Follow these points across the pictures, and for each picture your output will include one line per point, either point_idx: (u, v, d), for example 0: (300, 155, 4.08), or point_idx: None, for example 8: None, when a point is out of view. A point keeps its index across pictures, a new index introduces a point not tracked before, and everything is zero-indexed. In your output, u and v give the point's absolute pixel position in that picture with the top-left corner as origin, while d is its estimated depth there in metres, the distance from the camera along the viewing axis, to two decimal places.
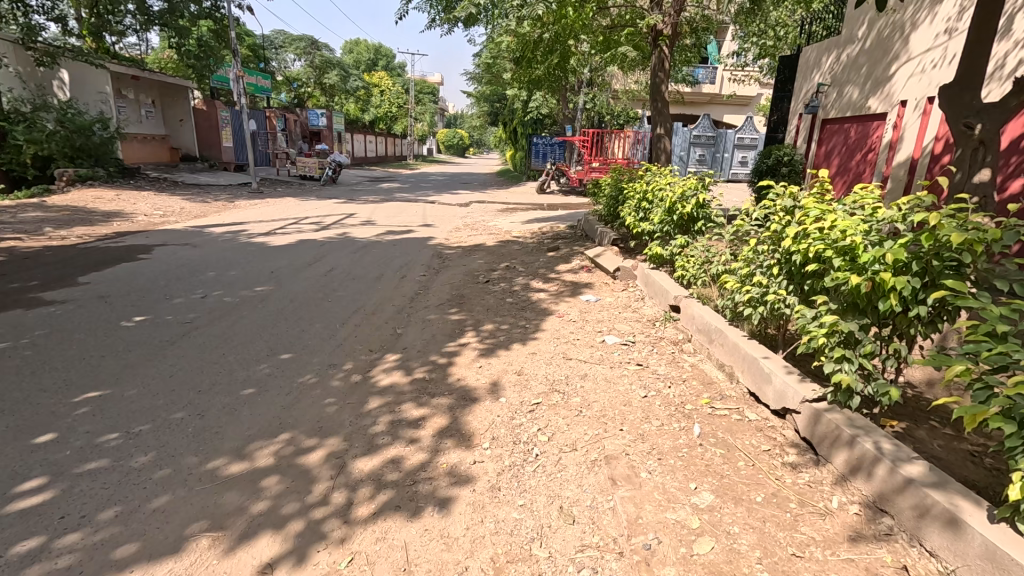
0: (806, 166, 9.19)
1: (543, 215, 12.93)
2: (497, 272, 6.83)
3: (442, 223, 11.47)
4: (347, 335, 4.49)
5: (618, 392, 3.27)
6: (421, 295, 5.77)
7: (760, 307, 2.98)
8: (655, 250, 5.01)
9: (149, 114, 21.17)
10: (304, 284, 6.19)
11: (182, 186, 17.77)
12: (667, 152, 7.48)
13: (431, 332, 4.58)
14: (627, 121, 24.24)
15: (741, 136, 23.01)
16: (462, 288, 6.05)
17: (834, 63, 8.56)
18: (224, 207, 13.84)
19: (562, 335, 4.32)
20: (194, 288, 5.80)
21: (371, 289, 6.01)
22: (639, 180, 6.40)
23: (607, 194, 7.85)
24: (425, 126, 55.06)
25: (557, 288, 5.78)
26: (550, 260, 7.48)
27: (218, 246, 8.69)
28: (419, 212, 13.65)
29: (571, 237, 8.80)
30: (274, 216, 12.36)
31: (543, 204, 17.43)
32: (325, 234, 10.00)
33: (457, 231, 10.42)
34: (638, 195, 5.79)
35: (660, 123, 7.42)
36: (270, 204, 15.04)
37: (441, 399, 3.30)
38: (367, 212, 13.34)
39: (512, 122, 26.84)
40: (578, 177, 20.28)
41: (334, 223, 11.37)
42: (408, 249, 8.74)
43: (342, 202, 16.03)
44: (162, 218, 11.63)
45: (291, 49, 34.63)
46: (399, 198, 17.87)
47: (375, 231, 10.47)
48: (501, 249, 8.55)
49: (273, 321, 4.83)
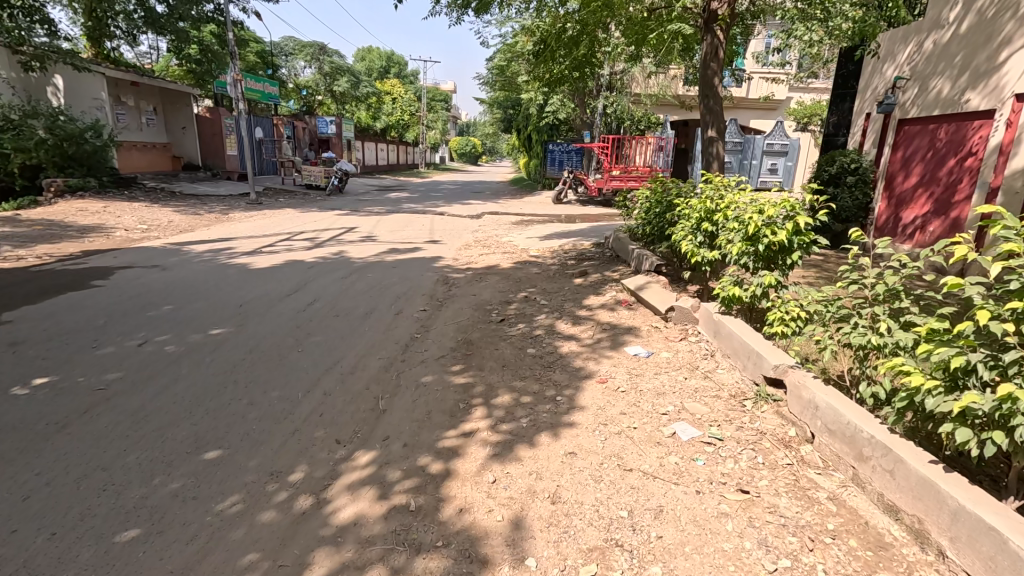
0: (876, 175, 7.79)
1: (562, 230, 11.69)
2: (514, 306, 5.59)
3: (450, 240, 10.28)
4: (309, 413, 3.24)
5: (723, 554, 1.98)
6: (417, 341, 4.53)
7: (1002, 437, 1.68)
8: (732, 291, 3.68)
9: (150, 122, 20.44)
10: (273, 323, 4.97)
11: (179, 197, 16.90)
12: (719, 159, 6.15)
13: (425, 407, 3.33)
14: (648, 126, 22.96)
15: (770, 142, 21.59)
16: (471, 330, 4.81)
17: (914, 52, 7.18)
18: (217, 221, 12.83)
19: (609, 419, 3.05)
20: (136, 330, 4.65)
21: (357, 331, 4.78)
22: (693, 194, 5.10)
23: (645, 209, 6.57)
24: (437, 134, 54.25)
25: (592, 334, 4.51)
26: (576, 288, 6.21)
27: (193, 268, 7.56)
28: (426, 226, 12.49)
29: (600, 259, 7.54)
30: (268, 231, 11.29)
31: (559, 216, 16.22)
32: (318, 252, 8.87)
33: (467, 249, 9.22)
34: (699, 214, 4.47)
35: (712, 124, 6.11)
36: (267, 216, 14.01)
37: (431, 561, 2.05)
38: (369, 226, 12.21)
39: (527, 129, 25.72)
40: (598, 185, 19.04)
41: (331, 238, 10.24)
42: (410, 272, 7.54)
43: (344, 214, 14.97)
44: (143, 232, 10.61)
45: (301, 55, 33.98)
46: (406, 209, 16.76)
47: (374, 248, 9.30)
48: (517, 273, 7.31)
49: (217, 384, 3.62)
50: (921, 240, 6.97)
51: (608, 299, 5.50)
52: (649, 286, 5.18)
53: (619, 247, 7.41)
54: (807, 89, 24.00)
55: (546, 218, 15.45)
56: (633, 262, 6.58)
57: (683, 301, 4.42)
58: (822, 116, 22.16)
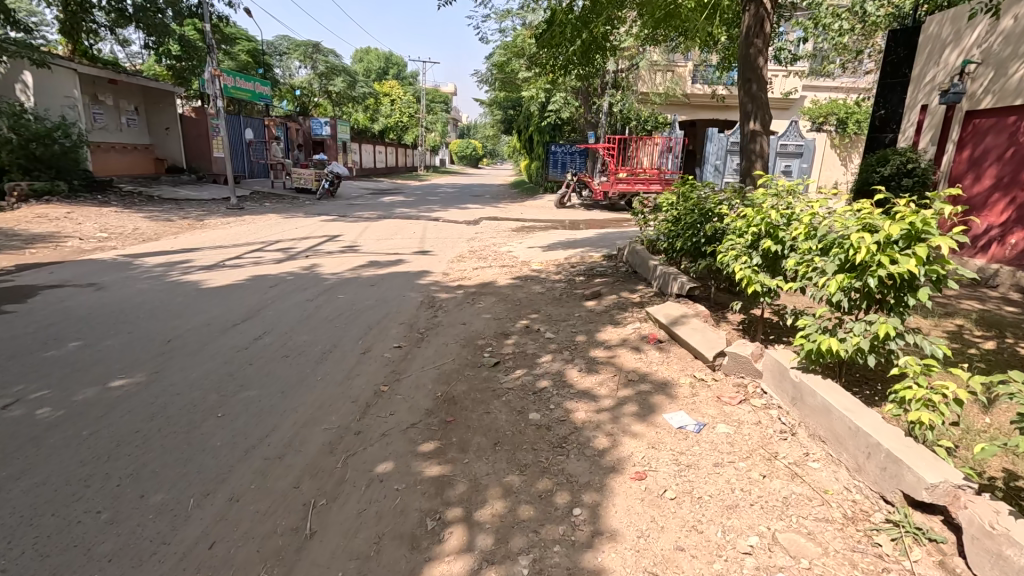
0: (937, 177, 6.63)
1: (567, 238, 10.52)
2: (513, 341, 4.47)
3: (442, 250, 9.13)
4: (195, 542, 2.13)
5: None
6: (382, 398, 3.41)
7: None
8: (823, 342, 2.56)
9: (131, 122, 19.41)
10: (200, 367, 3.83)
11: (156, 202, 15.81)
12: (763, 156, 5.07)
13: (376, 528, 2.22)
14: (656, 126, 21.78)
15: (784, 143, 20.82)
16: (455, 378, 3.70)
17: (987, 33, 6.03)
18: (189, 228, 11.72)
19: (660, 565, 1.94)
20: (12, 382, 3.55)
21: (306, 380, 3.66)
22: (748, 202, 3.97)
23: (672, 218, 5.44)
24: (437, 136, 53.16)
25: (615, 390, 3.37)
26: (588, 315, 5.08)
27: (137, 285, 6.45)
28: (417, 233, 11.35)
29: (616, 277, 6.40)
30: (241, 239, 10.19)
31: (564, 221, 15.16)
32: (289, 265, 7.76)
33: (460, 262, 8.11)
34: (766, 232, 3.35)
35: (757, 115, 4.99)
36: (245, 223, 12.91)
37: None
38: (354, 234, 11.08)
39: (528, 130, 24.55)
40: (603, 189, 18.03)
41: (307, 248, 9.11)
42: (391, 290, 6.42)
43: (331, 220, 13.88)
44: (99, 242, 9.51)
45: (295, 55, 33.09)
46: (399, 214, 15.66)
47: (355, 260, 8.19)
48: (516, 294, 6.18)
49: (75, 479, 2.50)
50: (999, 255, 5.81)
51: (632, 333, 4.36)
52: (685, 319, 4.08)
53: (639, 261, 6.26)
54: (822, 87, 22.84)
55: (549, 224, 14.30)
56: (657, 281, 5.46)
57: (737, 345, 3.33)
58: (840, 114, 21.09)
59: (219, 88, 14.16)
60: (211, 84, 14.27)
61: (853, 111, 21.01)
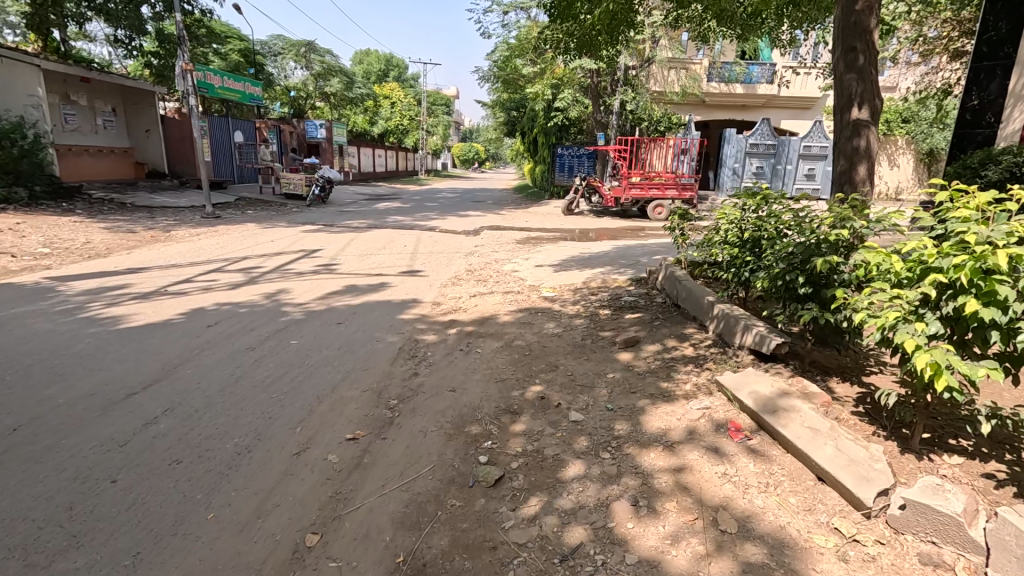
0: None
1: (581, 252, 9.10)
2: (523, 428, 3.06)
3: (434, 270, 7.70)
4: None
5: None
6: (304, 572, 2.01)
7: None
8: None
9: (108, 124, 18.20)
10: (26, 494, 2.41)
11: (129, 209, 14.49)
12: (869, 155, 3.68)
13: None
14: (669, 127, 20.61)
15: (807, 144, 19.84)
16: (430, 518, 2.29)
17: None
18: (150, 241, 10.30)
19: None
20: None
21: (188, 522, 2.25)
22: (904, 235, 2.56)
23: (739, 241, 4.04)
24: (438, 139, 51.89)
25: (702, 564, 1.95)
26: (627, 377, 3.64)
27: (38, 322, 5.04)
28: (408, 247, 9.93)
29: (652, 315, 4.98)
30: (203, 256, 8.77)
31: (573, 230, 13.88)
32: (245, 291, 6.35)
33: (455, 285, 6.74)
34: (982, 293, 1.94)
35: (865, 99, 3.61)
36: (218, 234, 11.51)
37: None
38: (336, 248, 9.65)
39: (534, 131, 23.19)
40: (614, 194, 16.81)
41: (275, 267, 7.72)
42: (366, 328, 5.00)
43: (314, 229, 12.57)
44: (33, 260, 8.11)
45: (290, 55, 31.96)
46: (392, 222, 14.37)
47: (328, 282, 6.75)
48: (524, 337, 4.74)
49: None
50: None
51: (699, 417, 2.95)
52: (787, 407, 2.68)
53: (683, 291, 4.86)
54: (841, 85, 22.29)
55: (558, 234, 12.91)
56: (713, 323, 4.07)
57: (927, 491, 1.97)
58: None
59: (191, 84, 12.73)
60: (183, 81, 12.78)
61: None
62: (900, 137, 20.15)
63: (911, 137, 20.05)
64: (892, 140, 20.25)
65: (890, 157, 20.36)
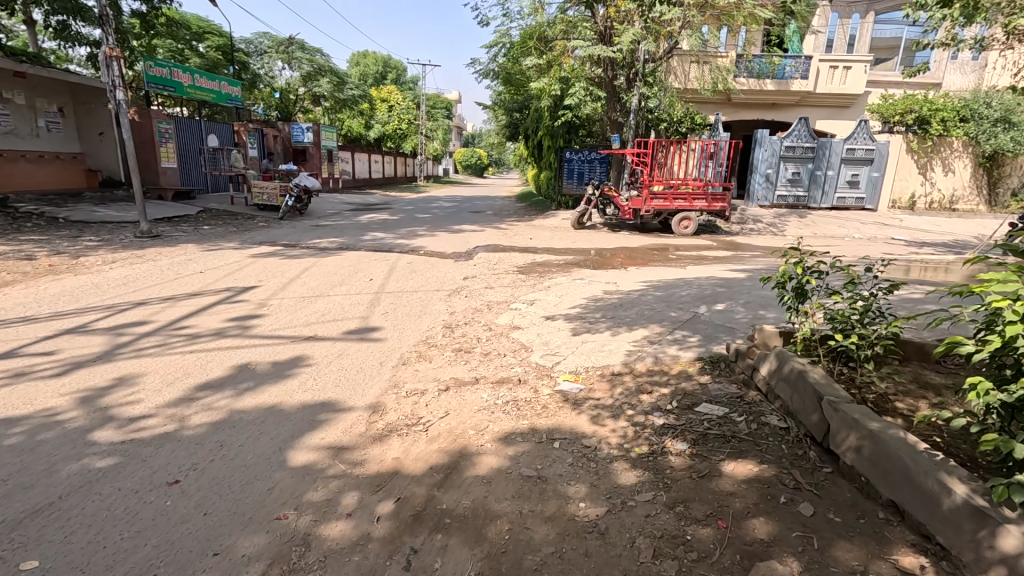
0: None
1: (604, 291, 6.66)
2: None
3: (394, 329, 5.27)
4: None
5: None
6: None
7: None
8: None
9: (52, 126, 15.99)
10: None
11: (57, 226, 12.14)
12: None
13: None
14: (692, 128, 18.57)
15: (851, 146, 17.50)
16: None
17: None
18: (38, 273, 7.86)
19: None
20: None
21: None
22: None
23: None
24: (437, 144, 49.76)
25: None
26: None
27: None
28: (374, 281, 7.50)
29: (779, 471, 2.58)
30: (85, 300, 6.35)
31: (590, 251, 11.51)
32: (75, 379, 3.93)
33: (419, 365, 4.32)
34: None
35: None
36: (140, 259, 9.10)
37: None
38: (276, 284, 7.24)
39: (539, 133, 20.74)
40: (634, 205, 14.43)
41: (164, 325, 5.30)
42: (216, 501, 2.52)
43: (268, 253, 10.17)
44: None
45: (275, 53, 29.67)
46: (369, 240, 11.99)
47: (221, 361, 4.32)
48: (528, 534, 2.32)
49: None
50: None
51: None
52: None
53: (846, 426, 2.48)
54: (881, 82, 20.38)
55: (569, 257, 10.48)
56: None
57: None
58: (921, 111, 17.51)
59: (117, 74, 10.34)
60: (106, 71, 10.41)
61: (937, 108, 17.43)
62: (955, 138, 17.73)
63: (968, 138, 17.69)
64: (947, 141, 17.84)
65: (944, 162, 18.05)
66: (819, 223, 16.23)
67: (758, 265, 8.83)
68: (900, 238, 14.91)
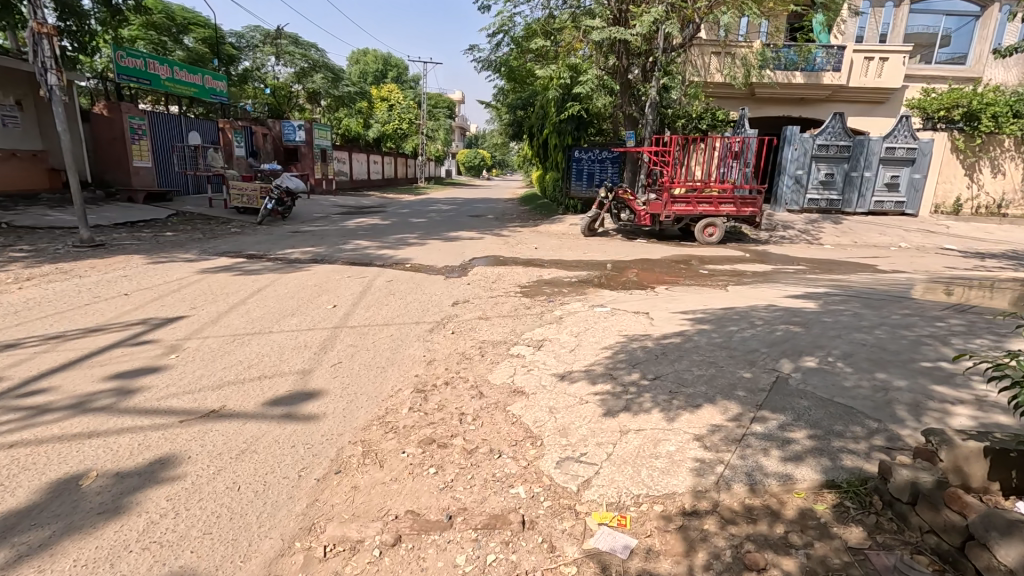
0: None
1: (637, 329, 5.00)
2: None
3: (342, 398, 3.61)
4: None
5: None
6: None
7: None
8: None
9: (8, 121, 14.49)
10: None
11: None
12: None
13: None
14: (713, 125, 16.84)
15: (891, 145, 15.78)
16: None
17: None
18: None
19: None
20: None
21: None
22: None
23: None
24: (439, 145, 48.29)
25: None
26: None
27: None
28: (337, 309, 5.89)
29: None
30: None
31: (605, 263, 9.86)
32: None
33: (360, 481, 2.64)
34: None
35: None
36: (64, 275, 7.52)
37: None
38: (211, 313, 5.64)
39: (545, 131, 19.06)
40: (652, 209, 12.78)
41: (13, 386, 3.69)
42: None
43: (224, 266, 8.56)
44: None
45: (267, 48, 28.05)
46: (349, 250, 10.37)
47: (38, 471, 2.65)
48: None
49: None
50: None
51: None
52: None
53: None
54: (918, 76, 18.67)
55: (582, 273, 8.83)
56: None
57: None
58: (969, 105, 15.80)
59: (48, 54, 8.76)
60: (35, 52, 8.84)
61: (988, 102, 15.71)
62: (1007, 136, 16.01)
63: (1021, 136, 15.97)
64: (998, 139, 16.11)
65: (993, 162, 16.33)
66: (857, 230, 14.52)
67: (817, 287, 7.15)
68: (952, 247, 13.19)
